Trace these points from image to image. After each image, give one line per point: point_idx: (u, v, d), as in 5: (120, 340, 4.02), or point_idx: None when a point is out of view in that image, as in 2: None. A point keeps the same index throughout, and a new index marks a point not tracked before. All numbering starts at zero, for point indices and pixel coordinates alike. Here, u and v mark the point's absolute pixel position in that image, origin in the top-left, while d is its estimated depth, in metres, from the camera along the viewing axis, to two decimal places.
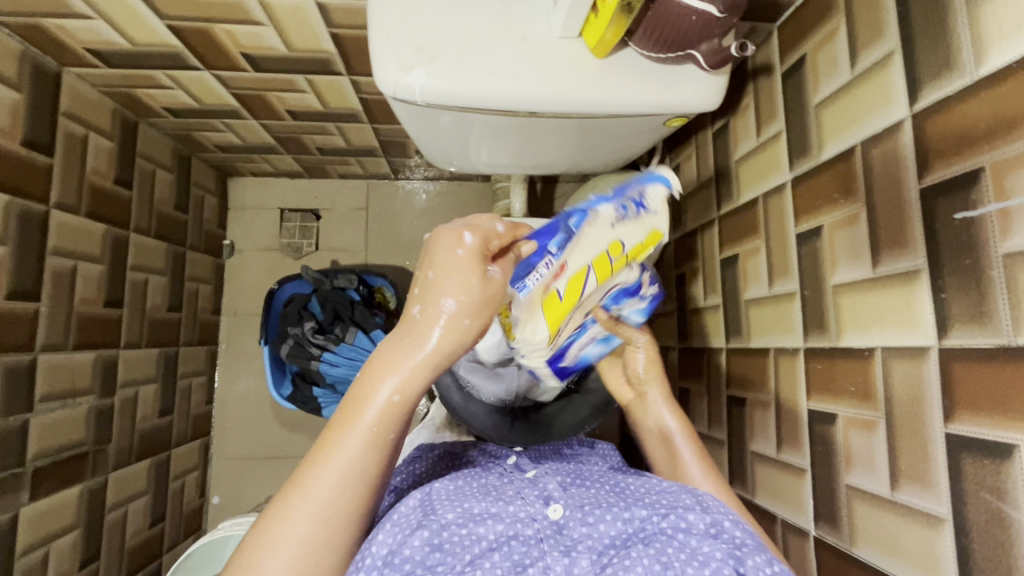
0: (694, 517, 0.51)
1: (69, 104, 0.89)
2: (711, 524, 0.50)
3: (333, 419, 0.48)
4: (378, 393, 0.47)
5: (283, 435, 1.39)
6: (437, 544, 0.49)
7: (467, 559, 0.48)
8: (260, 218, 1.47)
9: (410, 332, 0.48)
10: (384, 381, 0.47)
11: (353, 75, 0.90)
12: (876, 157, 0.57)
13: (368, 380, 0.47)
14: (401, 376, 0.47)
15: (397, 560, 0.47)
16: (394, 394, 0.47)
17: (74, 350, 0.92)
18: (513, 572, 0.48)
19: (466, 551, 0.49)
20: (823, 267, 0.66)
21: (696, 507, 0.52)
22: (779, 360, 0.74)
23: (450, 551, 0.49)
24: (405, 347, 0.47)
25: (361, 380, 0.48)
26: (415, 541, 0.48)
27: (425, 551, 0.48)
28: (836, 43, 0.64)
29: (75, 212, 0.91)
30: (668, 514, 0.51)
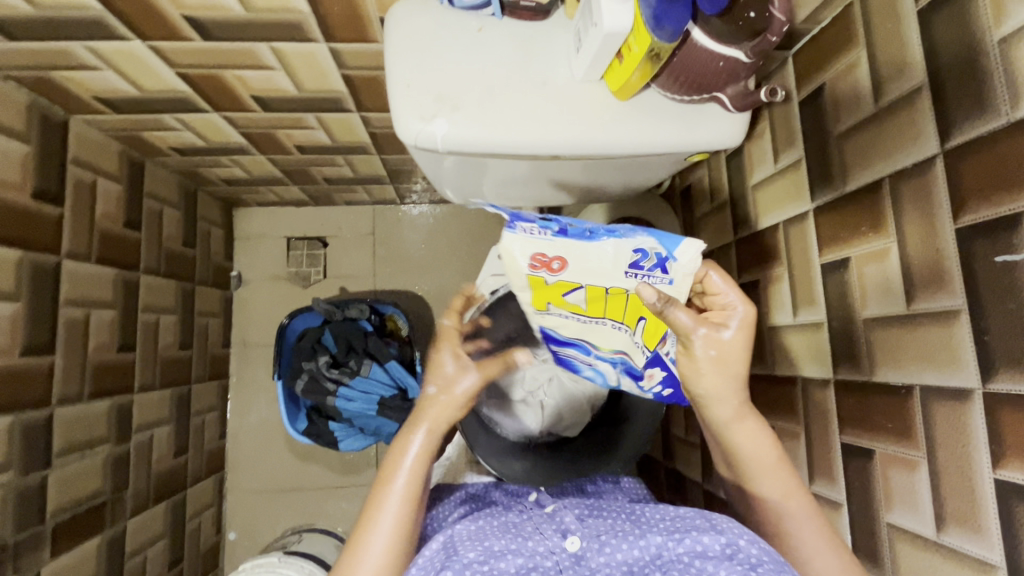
0: (705, 537, 0.51)
1: (77, 151, 0.88)
2: (723, 537, 0.51)
3: (374, 490, 0.60)
4: (405, 464, 0.59)
5: (298, 466, 1.38)
6: None
7: None
8: (267, 248, 1.46)
9: (416, 422, 0.61)
10: (404, 464, 0.59)
11: (363, 111, 0.89)
12: (906, 194, 0.57)
13: (396, 457, 0.60)
14: (421, 449, 0.60)
15: None
16: (419, 463, 0.60)
17: (90, 399, 0.90)
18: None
19: None
20: (853, 300, 0.65)
21: (709, 529, 0.52)
22: (808, 391, 0.73)
23: None
24: (411, 437, 0.60)
25: (389, 456, 0.61)
26: None
27: None
28: (857, 76, 0.63)
29: (86, 260, 0.90)
30: (683, 538, 0.52)
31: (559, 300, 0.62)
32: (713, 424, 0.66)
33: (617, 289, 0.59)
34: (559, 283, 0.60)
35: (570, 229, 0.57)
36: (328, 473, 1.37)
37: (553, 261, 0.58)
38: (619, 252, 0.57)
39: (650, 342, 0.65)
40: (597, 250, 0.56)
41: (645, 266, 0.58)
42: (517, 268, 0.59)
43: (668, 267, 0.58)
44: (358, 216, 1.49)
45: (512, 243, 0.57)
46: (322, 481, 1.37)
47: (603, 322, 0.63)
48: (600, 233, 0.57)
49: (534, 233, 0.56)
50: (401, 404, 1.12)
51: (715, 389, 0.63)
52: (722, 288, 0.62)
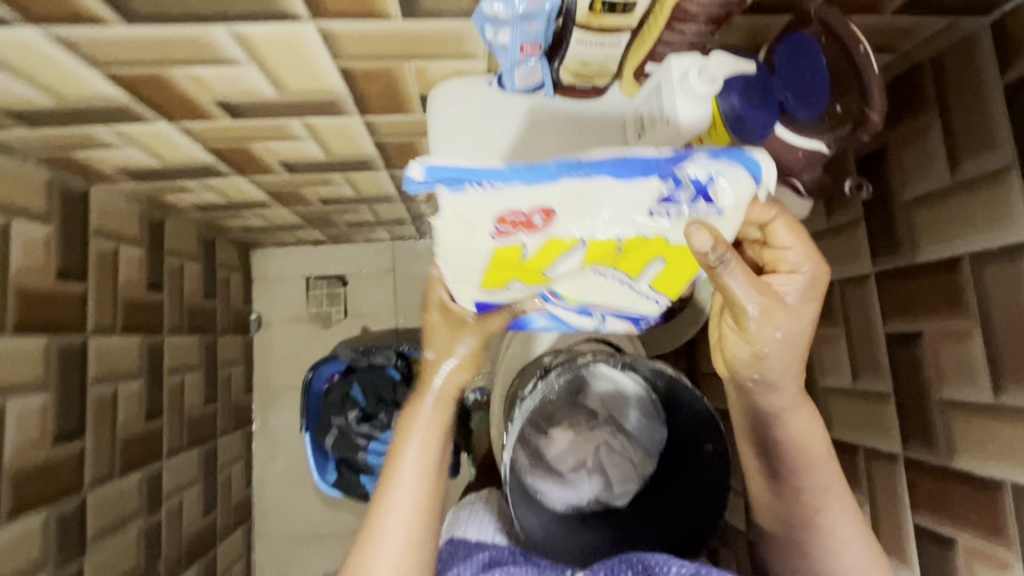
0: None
1: (98, 220, 0.85)
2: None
3: (387, 463, 0.65)
4: (412, 436, 0.64)
5: (326, 512, 1.36)
6: None
7: None
8: (285, 288, 1.43)
9: (422, 392, 0.66)
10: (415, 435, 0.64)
11: (392, 168, 0.86)
12: (990, 277, 0.54)
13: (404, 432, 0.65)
14: (425, 420, 0.65)
15: None
16: (426, 434, 0.65)
17: (121, 476, 0.87)
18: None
19: None
20: (925, 376, 0.62)
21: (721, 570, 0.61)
22: (872, 461, 0.70)
23: None
24: (419, 412, 0.65)
25: (399, 432, 0.65)
26: None
27: None
28: (928, 142, 0.60)
29: (112, 333, 0.87)
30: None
31: (535, 275, 0.46)
32: (763, 413, 0.62)
33: (630, 241, 0.43)
34: (539, 249, 0.42)
35: (552, 169, 0.38)
36: (357, 518, 1.35)
37: (533, 216, 0.39)
38: (637, 191, 0.39)
39: (663, 288, 0.51)
40: (601, 192, 0.39)
41: (680, 199, 0.40)
42: (472, 246, 0.41)
43: (713, 194, 0.41)
44: (376, 252, 1.45)
45: (457, 209, 0.38)
46: (352, 525, 1.36)
47: (590, 272, 0.47)
48: (604, 167, 0.39)
49: (489, 188, 0.38)
50: None
51: (781, 366, 0.58)
52: (788, 242, 0.52)
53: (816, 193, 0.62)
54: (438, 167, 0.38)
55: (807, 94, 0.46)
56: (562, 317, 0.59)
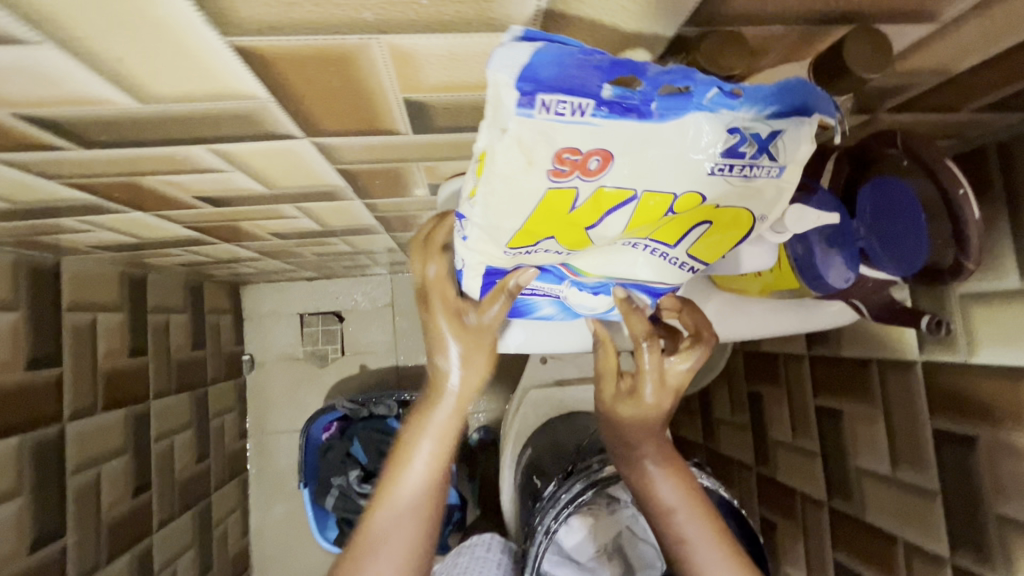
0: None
1: (72, 292, 0.78)
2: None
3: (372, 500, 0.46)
4: (411, 473, 0.46)
5: (328, 558, 1.32)
6: None
7: None
8: (279, 325, 1.37)
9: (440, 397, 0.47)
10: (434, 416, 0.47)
11: (393, 232, 0.80)
12: None
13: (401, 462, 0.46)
14: (432, 443, 0.47)
15: None
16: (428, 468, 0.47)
17: (109, 563, 0.82)
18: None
19: None
20: (979, 484, 0.58)
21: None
22: (914, 557, 0.67)
23: None
24: (439, 401, 0.47)
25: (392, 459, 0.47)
26: None
27: None
28: (992, 237, 0.54)
29: (93, 413, 0.80)
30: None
31: (578, 234, 0.34)
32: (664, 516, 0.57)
33: (674, 201, 0.32)
34: (589, 201, 0.31)
35: (633, 101, 0.27)
36: None
37: (591, 158, 0.28)
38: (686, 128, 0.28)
39: (703, 258, 0.39)
40: (665, 138, 0.28)
41: (745, 151, 0.30)
42: (521, 187, 0.29)
43: (777, 149, 0.32)
44: (374, 286, 1.39)
45: (521, 133, 0.26)
46: None
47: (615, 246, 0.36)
48: (683, 105, 0.28)
49: (557, 113, 0.26)
50: None
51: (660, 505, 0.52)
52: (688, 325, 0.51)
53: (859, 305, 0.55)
54: (524, 63, 0.25)
55: (892, 238, 0.45)
56: (571, 302, 0.47)
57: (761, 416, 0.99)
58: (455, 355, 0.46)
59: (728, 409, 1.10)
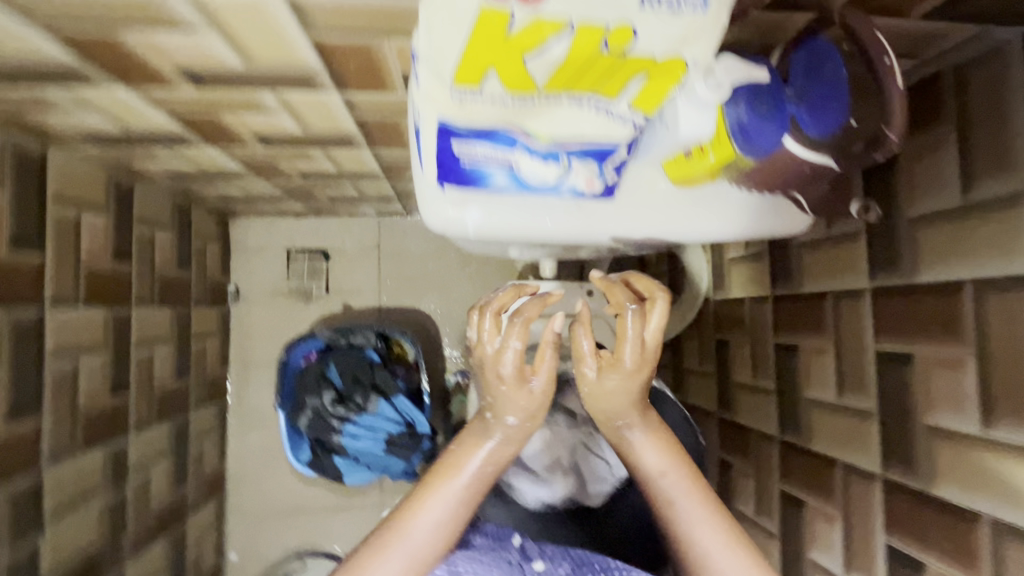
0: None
1: (58, 185, 0.80)
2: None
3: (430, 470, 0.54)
4: (472, 461, 0.53)
5: (302, 489, 1.35)
6: None
7: None
8: (265, 260, 1.39)
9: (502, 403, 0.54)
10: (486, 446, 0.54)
11: (374, 146, 0.82)
12: (992, 305, 0.51)
13: (466, 449, 0.54)
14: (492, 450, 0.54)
15: None
16: (487, 465, 0.54)
17: (83, 451, 0.85)
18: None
19: None
20: (912, 399, 0.60)
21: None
22: (851, 477, 0.70)
23: None
24: (491, 431, 0.55)
25: (458, 447, 0.55)
26: None
27: None
28: (939, 157, 0.57)
29: (73, 305, 0.83)
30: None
31: (518, 65, 0.39)
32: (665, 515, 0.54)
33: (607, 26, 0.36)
34: (527, 24, 0.35)
35: None
36: (333, 495, 1.34)
37: None
38: None
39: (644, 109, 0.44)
40: None
41: None
42: None
43: None
44: (362, 228, 1.41)
45: None
46: (327, 503, 1.35)
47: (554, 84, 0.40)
48: None
49: None
50: (408, 441, 1.10)
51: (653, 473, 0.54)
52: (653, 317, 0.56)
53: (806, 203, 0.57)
54: None
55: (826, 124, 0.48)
56: (528, 181, 0.49)
57: (726, 362, 1.02)
58: (512, 415, 0.54)
59: (698, 359, 1.13)
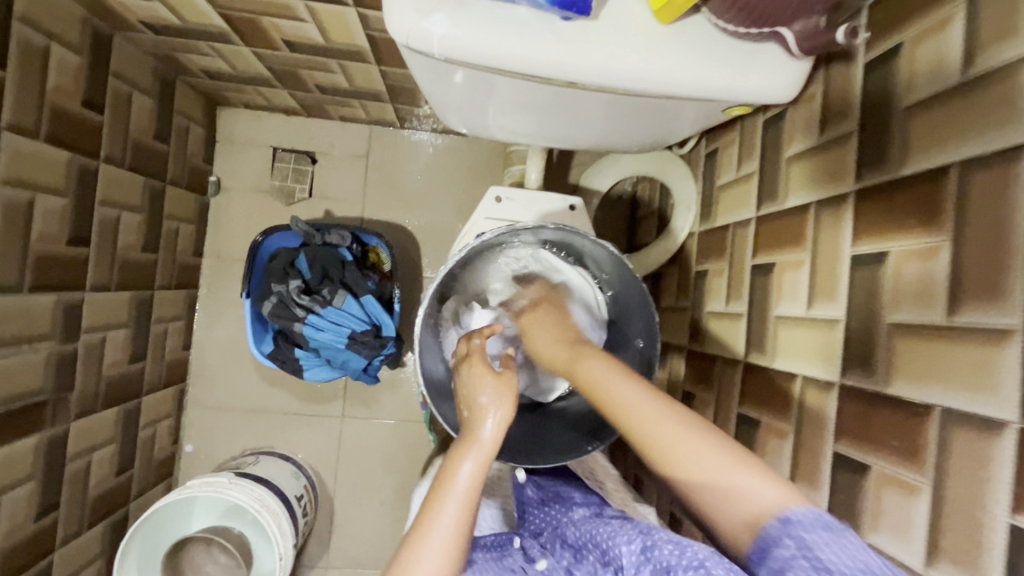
0: (662, 553, 0.53)
1: (27, 6, 0.76)
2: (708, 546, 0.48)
3: (428, 494, 0.60)
4: (463, 468, 0.60)
5: (263, 389, 1.33)
6: None
7: None
8: (250, 155, 1.33)
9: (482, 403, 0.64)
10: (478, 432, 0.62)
11: (362, 8, 0.77)
12: (976, 185, 0.48)
13: (453, 462, 0.60)
14: (479, 451, 0.61)
15: None
16: (476, 463, 0.60)
17: (31, 291, 0.83)
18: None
19: None
20: (880, 299, 0.58)
21: (671, 542, 0.54)
22: (808, 389, 0.67)
23: None
24: (473, 427, 0.63)
25: (446, 463, 0.61)
26: None
27: None
28: (946, 36, 0.53)
29: (33, 137, 0.80)
30: (647, 563, 0.54)
31: None
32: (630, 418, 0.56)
33: None
34: None
35: None
36: (294, 400, 1.33)
37: None
38: None
39: None
40: None
41: None
42: None
43: None
44: (352, 134, 1.35)
45: None
46: (287, 407, 1.33)
47: None
48: None
49: None
50: (372, 340, 1.08)
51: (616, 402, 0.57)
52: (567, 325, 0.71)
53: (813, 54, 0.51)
54: None
55: None
56: None
57: (703, 293, 0.99)
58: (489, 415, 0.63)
59: (674, 295, 1.10)
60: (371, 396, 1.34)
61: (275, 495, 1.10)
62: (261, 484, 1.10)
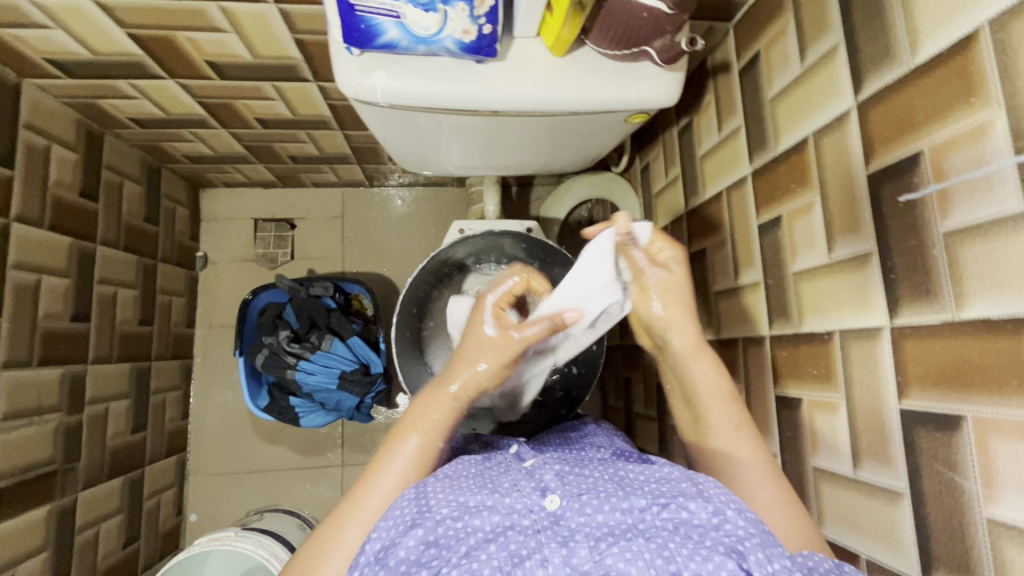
0: (690, 507, 0.50)
1: (29, 115, 0.88)
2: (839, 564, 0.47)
3: (360, 475, 0.59)
4: (407, 442, 0.59)
5: (261, 447, 1.36)
6: (432, 540, 0.50)
7: (463, 551, 0.49)
8: (233, 229, 1.44)
9: (413, 423, 0.60)
10: (400, 457, 0.58)
11: (320, 81, 0.90)
12: (826, 146, 0.59)
13: (401, 436, 0.60)
14: (422, 435, 0.59)
15: (393, 561, 0.49)
16: (422, 444, 0.59)
17: (39, 366, 0.90)
18: (509, 563, 0.48)
19: (461, 543, 0.49)
20: (784, 255, 0.67)
21: (698, 497, 0.51)
22: (747, 348, 0.75)
23: (445, 545, 0.50)
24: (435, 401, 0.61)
25: (393, 434, 0.60)
26: (410, 541, 0.50)
27: (420, 549, 0.50)
28: (785, 40, 0.66)
29: (38, 226, 0.90)
30: (662, 508, 0.51)
31: None
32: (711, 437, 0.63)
33: None
34: None
35: None
36: (294, 454, 1.36)
37: None
38: None
39: None
40: None
41: None
42: None
43: None
44: (326, 198, 1.46)
45: None
46: (287, 462, 1.36)
47: None
48: None
49: None
50: (362, 378, 1.15)
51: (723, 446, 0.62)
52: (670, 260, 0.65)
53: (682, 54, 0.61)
54: None
55: None
56: (405, 12, 0.56)
57: None
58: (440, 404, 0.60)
59: None
60: (367, 441, 1.38)
61: (282, 544, 1.11)
62: (267, 535, 1.12)
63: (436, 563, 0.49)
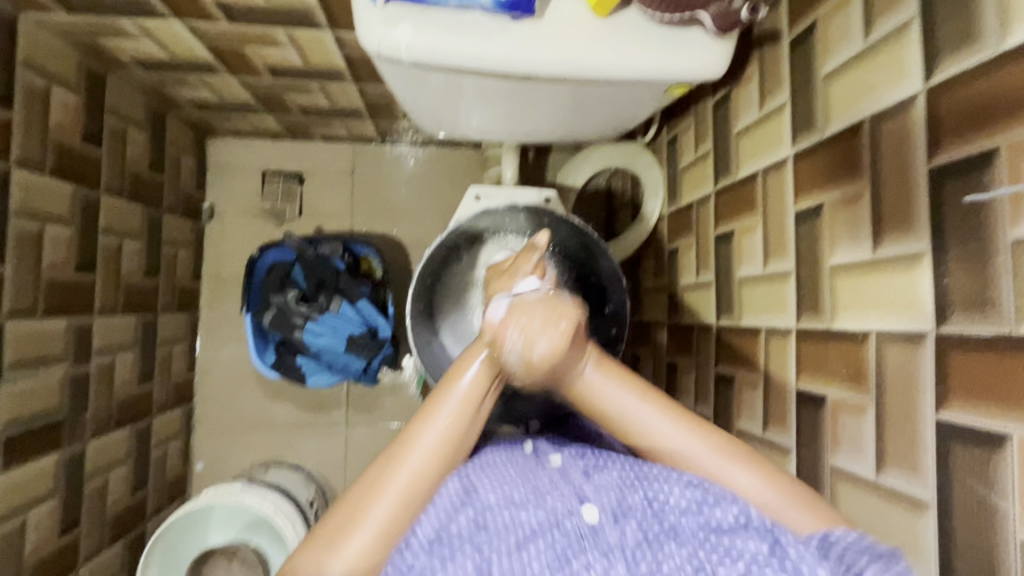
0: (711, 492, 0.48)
1: (27, 52, 0.83)
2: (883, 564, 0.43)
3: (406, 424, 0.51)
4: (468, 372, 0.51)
5: (267, 403, 1.37)
6: (480, 524, 0.47)
7: (513, 541, 0.45)
8: (240, 180, 1.39)
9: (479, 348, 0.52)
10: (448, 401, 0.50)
11: (336, 29, 0.84)
12: (885, 133, 0.55)
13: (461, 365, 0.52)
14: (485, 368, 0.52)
15: (445, 537, 0.46)
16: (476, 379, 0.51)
17: (43, 316, 0.89)
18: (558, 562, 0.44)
19: (511, 535, 0.45)
20: (822, 247, 0.64)
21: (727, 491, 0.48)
22: (770, 340, 0.73)
23: (495, 533, 0.46)
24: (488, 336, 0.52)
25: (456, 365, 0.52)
26: (461, 519, 0.47)
27: (471, 529, 0.46)
28: (849, 11, 0.60)
29: (40, 171, 0.86)
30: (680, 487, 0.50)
31: None
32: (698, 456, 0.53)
33: None
34: None
35: None
36: (299, 411, 1.37)
37: None
38: None
39: None
40: None
41: None
42: None
43: None
44: (336, 152, 1.41)
45: None
46: (292, 419, 1.37)
47: None
48: None
49: None
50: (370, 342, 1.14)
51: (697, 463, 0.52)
52: None
53: (737, 21, 0.56)
54: None
55: None
56: None
57: (677, 268, 1.04)
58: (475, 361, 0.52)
59: (653, 277, 1.15)
60: (372, 402, 1.39)
61: (288, 499, 1.13)
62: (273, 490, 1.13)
63: (485, 547, 0.45)
